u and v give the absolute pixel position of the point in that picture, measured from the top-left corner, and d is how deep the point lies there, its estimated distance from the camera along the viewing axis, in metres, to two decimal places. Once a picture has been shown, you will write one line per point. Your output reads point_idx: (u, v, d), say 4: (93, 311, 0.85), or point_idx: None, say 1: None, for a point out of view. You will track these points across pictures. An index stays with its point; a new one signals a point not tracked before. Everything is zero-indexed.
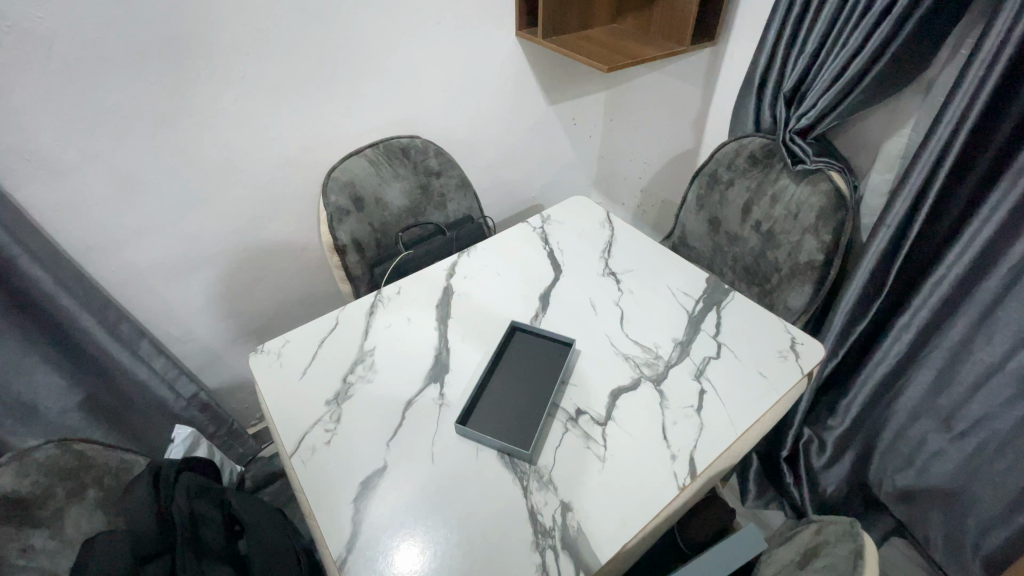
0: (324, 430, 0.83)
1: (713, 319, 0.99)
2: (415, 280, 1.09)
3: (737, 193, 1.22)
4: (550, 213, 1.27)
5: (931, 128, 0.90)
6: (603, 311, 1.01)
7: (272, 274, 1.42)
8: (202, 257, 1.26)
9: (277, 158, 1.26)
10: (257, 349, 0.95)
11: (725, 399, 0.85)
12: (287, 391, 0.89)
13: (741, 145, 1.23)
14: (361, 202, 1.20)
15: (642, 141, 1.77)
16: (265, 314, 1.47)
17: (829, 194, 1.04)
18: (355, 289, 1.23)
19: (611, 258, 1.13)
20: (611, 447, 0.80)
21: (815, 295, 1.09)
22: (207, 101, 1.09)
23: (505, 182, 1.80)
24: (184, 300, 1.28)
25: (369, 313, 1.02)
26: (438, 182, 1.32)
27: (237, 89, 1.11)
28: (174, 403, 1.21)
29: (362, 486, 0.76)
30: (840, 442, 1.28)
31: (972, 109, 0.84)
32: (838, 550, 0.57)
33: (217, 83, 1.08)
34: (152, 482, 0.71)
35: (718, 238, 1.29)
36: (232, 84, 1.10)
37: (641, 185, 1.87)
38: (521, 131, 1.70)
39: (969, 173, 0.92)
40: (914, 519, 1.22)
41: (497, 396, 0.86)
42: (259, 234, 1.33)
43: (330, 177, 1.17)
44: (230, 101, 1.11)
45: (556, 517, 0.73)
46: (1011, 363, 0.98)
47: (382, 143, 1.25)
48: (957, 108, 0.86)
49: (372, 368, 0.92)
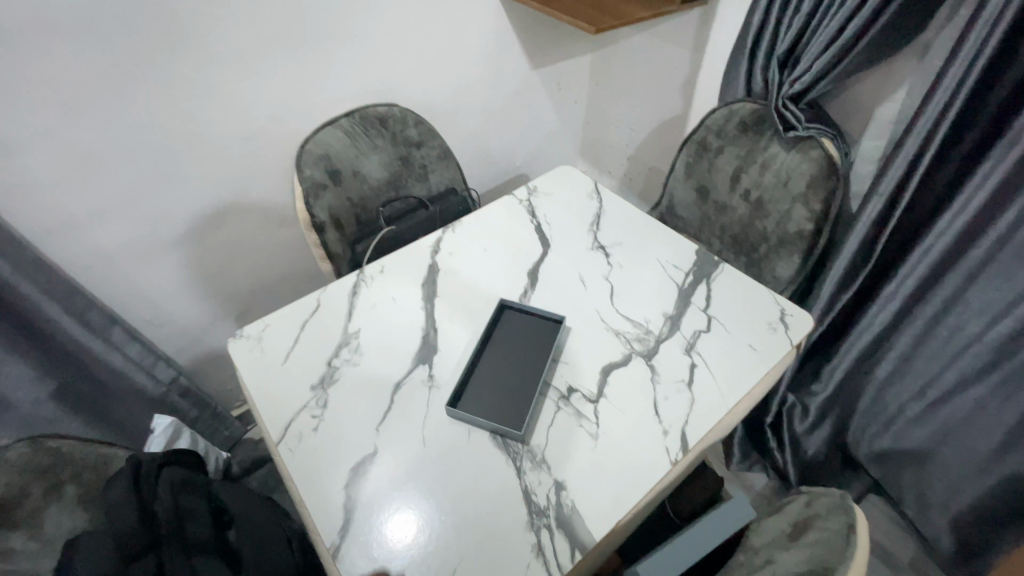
0: (311, 416, 0.81)
1: (703, 293, 0.97)
2: (398, 258, 1.05)
3: (726, 161, 1.19)
4: (537, 184, 1.22)
5: (928, 94, 0.88)
6: (593, 286, 0.99)
7: (247, 254, 1.36)
8: (171, 238, 1.20)
9: (246, 130, 1.18)
10: (235, 333, 0.92)
11: (716, 373, 0.85)
12: (270, 377, 0.86)
13: (731, 111, 1.19)
14: (338, 176, 1.14)
15: (629, 106, 1.71)
16: (243, 295, 1.42)
17: (820, 162, 1.03)
18: (336, 268, 1.18)
19: (600, 231, 1.11)
20: (604, 424, 0.80)
21: (804, 264, 1.09)
22: (165, 70, 1.01)
23: (489, 152, 1.74)
24: (155, 283, 1.22)
25: (352, 293, 0.98)
26: (419, 154, 1.25)
27: (196, 55, 1.03)
28: (150, 388, 1.17)
29: (353, 472, 0.75)
30: (823, 408, 1.30)
31: (970, 74, 0.82)
32: (830, 525, 0.57)
33: (176, 50, 1.00)
34: (132, 477, 0.67)
35: (706, 206, 1.27)
36: (191, 50, 1.02)
37: (628, 152, 1.82)
38: (504, 96, 1.63)
39: (962, 140, 0.91)
40: (888, 478, 1.26)
41: (487, 378, 0.85)
42: (232, 211, 1.27)
43: (304, 150, 1.10)
44: (190, 70, 1.04)
45: (550, 496, 0.73)
46: (991, 331, 0.99)
47: (358, 112, 1.18)
48: (957, 73, 0.84)
49: (358, 350, 0.89)
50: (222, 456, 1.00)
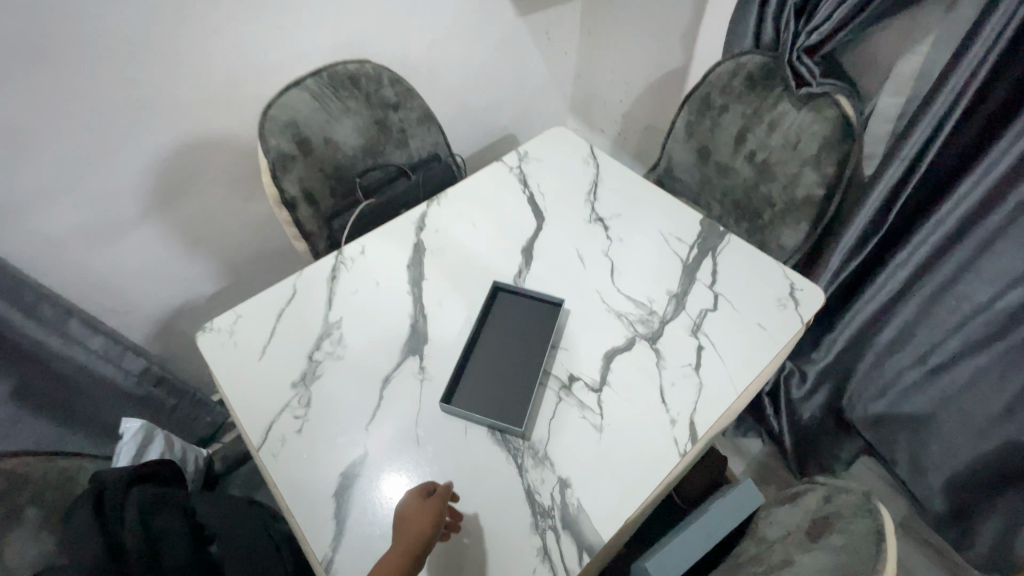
0: (294, 417, 0.75)
1: (709, 267, 0.92)
2: (381, 236, 0.96)
3: (731, 120, 1.11)
4: (527, 148, 1.13)
5: (963, 45, 0.81)
6: (592, 263, 0.93)
7: (216, 231, 1.26)
8: (128, 219, 1.09)
9: (200, 95, 1.06)
10: (204, 327, 0.84)
11: (724, 355, 0.81)
12: (246, 375, 0.79)
13: (738, 65, 1.10)
14: (307, 144, 1.02)
15: (623, 58, 1.59)
16: (215, 276, 1.33)
17: (834, 122, 0.96)
18: (313, 247, 1.09)
19: (598, 201, 1.03)
20: (608, 415, 0.75)
21: (812, 233, 1.03)
22: (97, 29, 0.88)
23: (473, 111, 1.61)
24: (114, 268, 1.12)
25: (331, 278, 0.90)
26: (397, 116, 1.14)
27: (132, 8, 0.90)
28: (122, 380, 1.11)
29: (344, 477, 0.70)
30: (821, 373, 1.27)
31: (1012, 26, 0.76)
32: (856, 529, 0.54)
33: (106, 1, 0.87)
34: (95, 503, 0.62)
35: (707, 169, 1.19)
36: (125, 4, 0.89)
37: (622, 110, 1.71)
38: (487, 49, 1.50)
39: (987, 102, 0.86)
40: (881, 440, 1.24)
41: (483, 368, 0.79)
42: (194, 186, 1.16)
43: (267, 117, 0.98)
44: (127, 26, 0.91)
45: (554, 495, 0.68)
46: (1001, 299, 0.99)
47: (325, 70, 1.05)
48: (999, 22, 0.76)
49: (341, 342, 0.82)
50: (202, 454, 0.94)
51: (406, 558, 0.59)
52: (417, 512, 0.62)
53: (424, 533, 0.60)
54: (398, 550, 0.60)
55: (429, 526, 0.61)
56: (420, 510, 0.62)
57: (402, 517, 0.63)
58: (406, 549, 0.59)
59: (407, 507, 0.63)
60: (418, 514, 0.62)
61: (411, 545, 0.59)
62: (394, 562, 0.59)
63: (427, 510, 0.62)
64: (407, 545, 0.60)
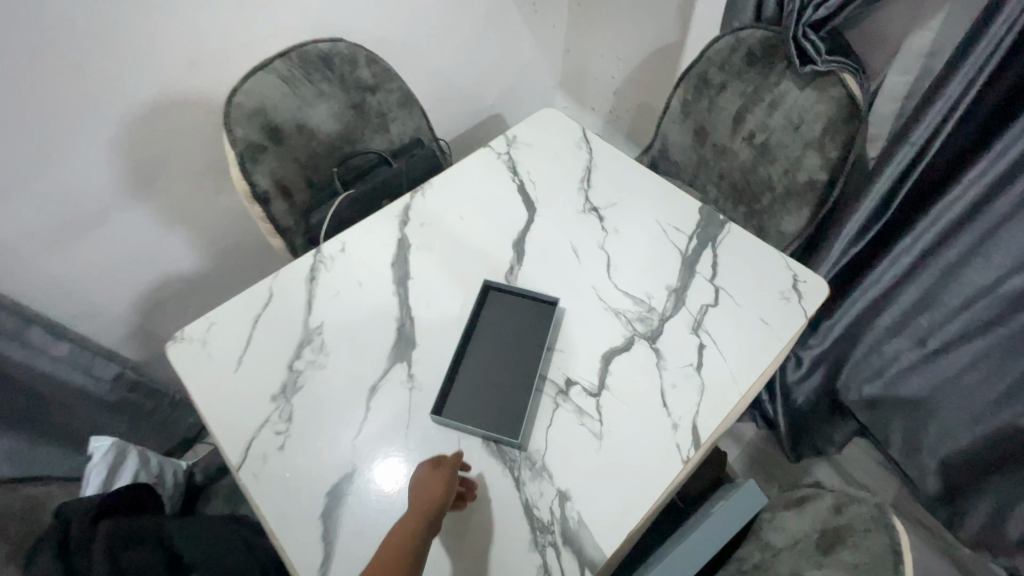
0: (275, 433, 0.70)
1: (709, 260, 0.87)
2: (362, 231, 0.90)
3: (730, 100, 1.05)
4: (516, 133, 1.06)
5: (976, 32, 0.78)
6: (587, 257, 0.88)
7: (186, 226, 1.19)
8: (88, 218, 1.03)
9: (159, 80, 0.99)
10: (174, 336, 0.78)
11: (727, 354, 0.77)
12: (221, 389, 0.74)
13: (738, 40, 1.04)
14: (279, 133, 0.95)
15: (614, 33, 1.52)
16: (188, 273, 1.26)
17: (838, 103, 0.91)
18: (290, 243, 1.02)
19: (592, 190, 0.97)
20: (607, 421, 0.72)
21: (813, 219, 0.99)
22: (38, 10, 0.82)
23: (456, 90, 1.53)
24: (76, 271, 1.05)
25: (310, 279, 0.84)
26: (376, 100, 1.06)
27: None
28: (93, 389, 1.07)
29: (331, 497, 0.66)
30: (816, 360, 1.26)
31: None
32: (870, 545, 0.53)
33: None
34: (59, 543, 0.58)
35: (703, 151, 1.14)
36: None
37: (614, 86, 1.63)
38: (469, 24, 1.42)
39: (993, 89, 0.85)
40: (876, 423, 1.23)
41: (476, 375, 0.75)
42: (158, 179, 1.09)
43: (231, 104, 0.90)
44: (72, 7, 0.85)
45: (554, 510, 0.65)
46: (1005, 282, 0.99)
47: (295, 51, 0.97)
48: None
49: (323, 350, 0.77)
50: (180, 467, 0.92)
51: (420, 521, 0.60)
52: (430, 478, 0.63)
53: (436, 497, 0.61)
54: (413, 515, 0.61)
55: (441, 491, 0.61)
56: (432, 477, 0.63)
57: (416, 485, 0.64)
58: (420, 514, 0.60)
59: (419, 476, 0.64)
60: (430, 481, 0.63)
61: (425, 510, 0.60)
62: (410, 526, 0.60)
63: (439, 476, 0.63)
64: (421, 509, 0.61)
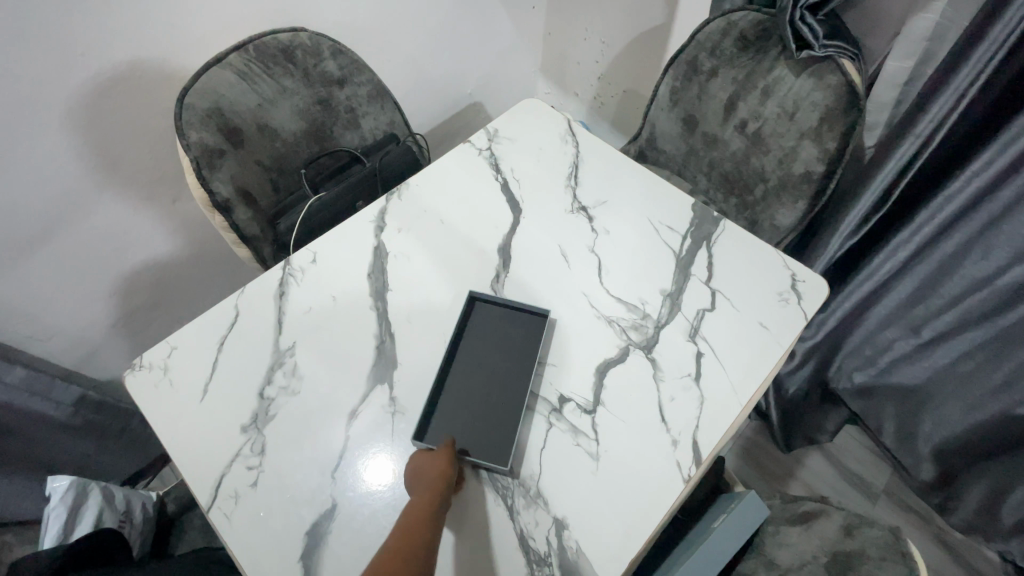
0: (247, 468, 0.65)
1: (704, 261, 0.83)
2: (335, 240, 0.84)
3: (721, 87, 1.00)
4: (498, 126, 1.00)
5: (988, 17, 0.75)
6: (577, 262, 0.83)
7: (143, 236, 1.11)
8: (34, 233, 0.94)
9: (103, 80, 0.90)
10: (132, 364, 0.71)
11: (726, 362, 0.74)
12: (185, 421, 0.68)
13: (730, 23, 0.98)
14: (238, 135, 0.88)
15: (597, 14, 1.44)
16: (150, 283, 1.18)
17: (837, 91, 0.86)
18: (258, 252, 0.95)
19: (579, 187, 0.92)
20: (604, 440, 0.68)
21: (809, 213, 0.95)
22: None
23: (431, 78, 1.46)
24: (25, 290, 0.98)
25: (280, 295, 0.78)
26: (344, 94, 0.99)
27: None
28: (54, 414, 0.99)
29: (311, 536, 0.61)
30: (809, 351, 1.24)
31: None
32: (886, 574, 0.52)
33: None
34: None
35: (692, 140, 1.09)
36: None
37: (597, 71, 1.57)
38: (443, 7, 1.33)
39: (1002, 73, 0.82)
40: (870, 411, 1.22)
41: (463, 391, 0.71)
42: (108, 187, 1.00)
43: (183, 104, 0.82)
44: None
45: (550, 539, 0.62)
46: (1004, 274, 0.98)
47: (252, 43, 0.89)
48: None
49: (296, 373, 0.72)
50: (151, 498, 0.86)
51: (439, 486, 0.58)
52: (432, 454, 0.62)
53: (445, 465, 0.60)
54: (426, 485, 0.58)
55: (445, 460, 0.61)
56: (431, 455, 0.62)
57: (415, 467, 0.61)
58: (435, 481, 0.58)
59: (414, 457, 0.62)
60: (431, 457, 0.62)
61: (437, 478, 0.59)
62: (427, 493, 0.57)
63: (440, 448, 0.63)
64: (434, 476, 0.59)
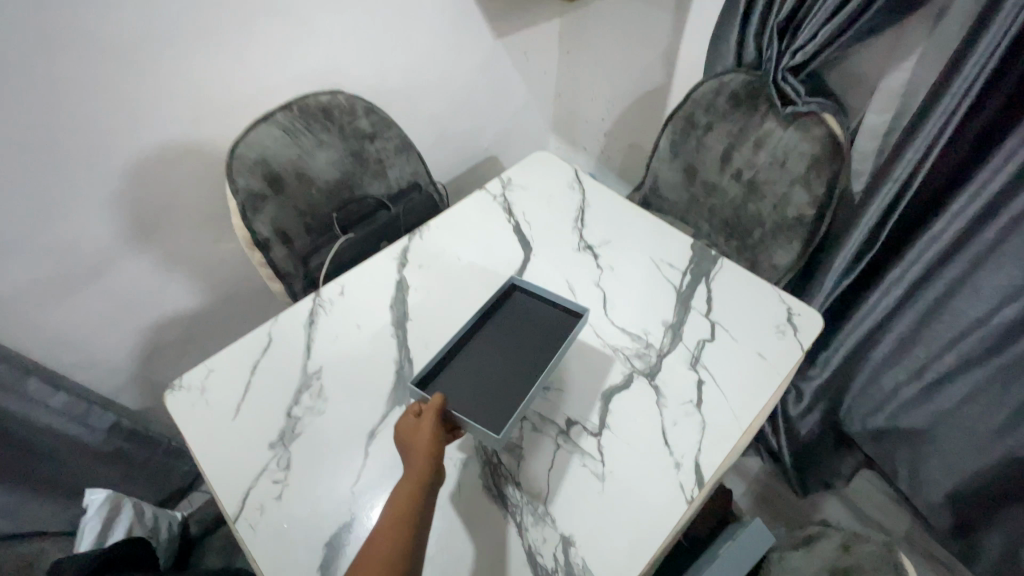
0: (273, 482, 0.69)
1: (703, 295, 0.88)
2: (360, 275, 0.91)
3: (716, 139, 1.09)
4: (511, 176, 1.09)
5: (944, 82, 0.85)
6: (583, 295, 0.89)
7: (184, 273, 1.21)
8: (89, 268, 1.05)
9: (164, 134, 1.03)
10: (173, 385, 0.78)
11: (726, 389, 0.77)
12: (216, 438, 0.73)
13: (722, 83, 1.09)
14: (279, 182, 0.98)
15: (603, 78, 1.59)
16: (184, 318, 1.27)
17: (822, 140, 0.94)
18: (290, 287, 1.03)
19: (586, 228, 1.00)
20: (610, 461, 0.71)
21: (804, 253, 1.01)
22: (59, 78, 0.87)
23: (451, 135, 1.59)
24: (76, 320, 1.07)
25: (310, 324, 0.85)
26: (373, 147, 1.11)
27: (87, 53, 0.88)
28: (88, 438, 1.05)
29: (329, 548, 0.65)
30: (817, 393, 1.26)
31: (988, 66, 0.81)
32: None
33: (63, 48, 0.86)
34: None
35: (693, 189, 1.17)
36: (80, 51, 0.88)
37: (604, 128, 1.69)
38: (465, 74, 1.49)
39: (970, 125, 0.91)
40: (882, 456, 1.23)
41: (470, 379, 0.72)
42: (158, 228, 1.11)
43: (234, 154, 0.93)
44: (82, 73, 0.89)
45: (557, 556, 0.64)
46: (996, 315, 1.00)
47: (296, 104, 1.01)
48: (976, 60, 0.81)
49: (321, 396, 0.77)
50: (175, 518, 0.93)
51: (417, 488, 0.59)
52: (417, 435, 0.62)
53: (424, 467, 0.61)
54: (405, 486, 0.60)
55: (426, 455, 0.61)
56: (416, 438, 0.62)
57: (408, 428, 0.63)
58: (414, 484, 0.59)
59: (404, 426, 0.63)
60: (414, 443, 0.62)
61: (417, 480, 0.60)
62: (405, 496, 0.59)
63: (425, 428, 0.62)
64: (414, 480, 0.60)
